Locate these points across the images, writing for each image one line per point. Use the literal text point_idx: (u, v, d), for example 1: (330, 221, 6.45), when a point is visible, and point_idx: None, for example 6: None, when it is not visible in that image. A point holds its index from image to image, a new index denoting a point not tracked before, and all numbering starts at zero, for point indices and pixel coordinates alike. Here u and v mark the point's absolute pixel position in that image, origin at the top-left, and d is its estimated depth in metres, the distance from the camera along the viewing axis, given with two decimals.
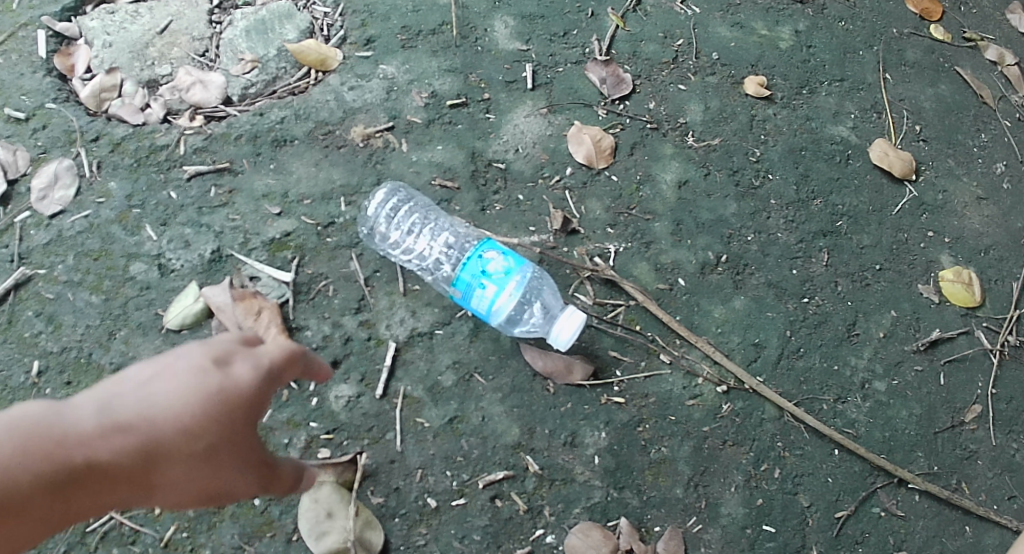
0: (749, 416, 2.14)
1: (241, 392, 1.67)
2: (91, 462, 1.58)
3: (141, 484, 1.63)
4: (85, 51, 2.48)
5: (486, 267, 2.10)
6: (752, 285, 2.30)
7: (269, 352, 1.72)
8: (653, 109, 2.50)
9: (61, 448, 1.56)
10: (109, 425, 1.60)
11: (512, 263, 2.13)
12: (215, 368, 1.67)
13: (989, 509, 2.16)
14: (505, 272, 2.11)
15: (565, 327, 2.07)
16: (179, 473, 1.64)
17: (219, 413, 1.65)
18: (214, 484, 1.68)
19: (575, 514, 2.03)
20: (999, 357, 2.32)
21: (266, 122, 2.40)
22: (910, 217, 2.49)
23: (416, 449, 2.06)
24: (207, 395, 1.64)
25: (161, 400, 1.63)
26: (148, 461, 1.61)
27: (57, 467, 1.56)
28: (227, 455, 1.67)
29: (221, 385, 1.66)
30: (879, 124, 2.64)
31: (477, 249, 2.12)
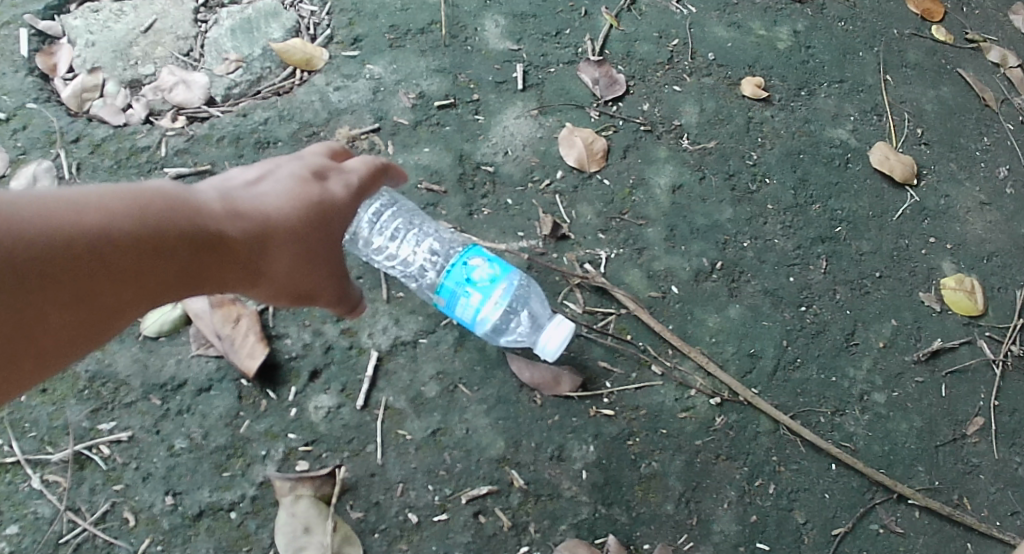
0: (743, 429, 2.07)
1: (340, 202, 1.82)
2: (215, 226, 1.66)
3: (254, 263, 1.72)
4: (68, 50, 2.41)
5: (472, 274, 2.01)
6: (748, 292, 2.22)
7: (358, 164, 1.89)
8: (648, 111, 2.43)
9: (198, 218, 1.64)
10: (229, 208, 1.70)
11: (498, 269, 2.05)
12: (316, 181, 1.81)
13: (991, 526, 2.09)
14: (490, 280, 2.03)
15: (553, 338, 2.00)
16: (285, 261, 1.75)
17: (321, 220, 1.78)
18: (311, 275, 1.81)
19: (562, 531, 1.96)
20: (1002, 368, 2.25)
21: (249, 123, 2.34)
22: (911, 223, 2.41)
23: (397, 462, 1.99)
24: (309, 201, 1.77)
25: (270, 195, 1.75)
26: (266, 243, 1.72)
27: (194, 241, 1.63)
28: (325, 247, 1.80)
29: (325, 195, 1.80)
30: (879, 127, 2.57)
31: (462, 255, 2.03)
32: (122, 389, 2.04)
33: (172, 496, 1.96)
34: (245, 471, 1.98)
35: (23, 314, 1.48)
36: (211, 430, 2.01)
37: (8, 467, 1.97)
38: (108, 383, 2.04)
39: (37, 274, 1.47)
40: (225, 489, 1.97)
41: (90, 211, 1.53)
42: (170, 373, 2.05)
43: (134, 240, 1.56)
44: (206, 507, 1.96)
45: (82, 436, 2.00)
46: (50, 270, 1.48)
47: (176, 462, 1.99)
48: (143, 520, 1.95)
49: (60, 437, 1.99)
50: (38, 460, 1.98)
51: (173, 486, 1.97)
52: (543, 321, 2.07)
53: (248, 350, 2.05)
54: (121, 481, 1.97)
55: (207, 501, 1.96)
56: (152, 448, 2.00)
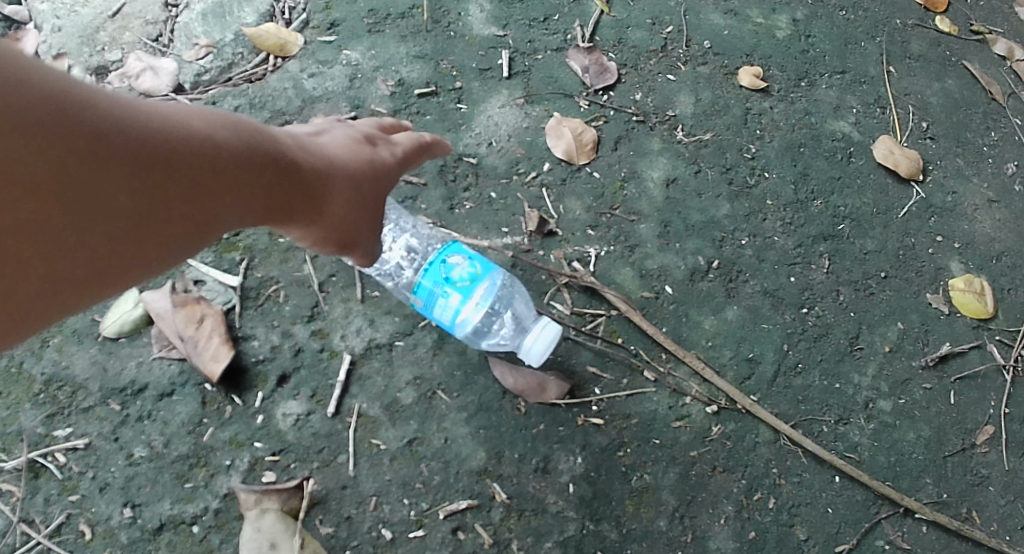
0: (741, 440, 1.94)
1: (389, 165, 1.81)
2: (290, 158, 1.61)
3: (317, 202, 1.67)
4: (34, 36, 2.27)
5: (450, 273, 1.90)
6: (746, 293, 2.10)
7: (402, 137, 1.89)
8: (640, 101, 2.30)
9: (275, 145, 1.59)
10: (298, 146, 1.66)
11: (480, 267, 1.93)
12: (369, 145, 1.80)
13: (1002, 541, 1.96)
14: (471, 278, 1.91)
15: (538, 339, 1.89)
16: (342, 204, 1.72)
17: (374, 176, 1.77)
18: (357, 227, 1.77)
19: (547, 549, 1.83)
20: (1013, 374, 2.12)
21: (218, 111, 2.21)
22: (917, 221, 2.29)
23: (371, 474, 1.86)
24: (364, 156, 1.77)
25: (328, 147, 1.74)
26: (331, 184, 1.68)
27: (272, 168, 1.57)
28: (373, 201, 1.78)
29: (378, 158, 1.80)
30: (883, 120, 2.44)
31: (441, 253, 1.91)
32: (80, 393, 1.90)
33: (131, 509, 1.83)
34: (208, 482, 1.85)
35: (110, 206, 1.37)
36: (172, 438, 1.87)
37: None
38: (65, 386, 1.90)
39: (133, 166, 1.37)
40: (187, 502, 1.83)
41: (180, 114, 1.46)
42: (130, 376, 1.92)
43: (222, 151, 1.49)
44: (166, 520, 1.82)
45: (37, 443, 1.86)
46: (144, 161, 1.39)
47: (135, 472, 1.85)
48: (100, 533, 1.81)
49: (14, 444, 1.86)
50: None
51: (132, 497, 1.83)
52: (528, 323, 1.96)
53: (212, 353, 1.91)
54: (77, 492, 1.83)
55: (168, 514, 1.82)
56: (110, 456, 1.86)
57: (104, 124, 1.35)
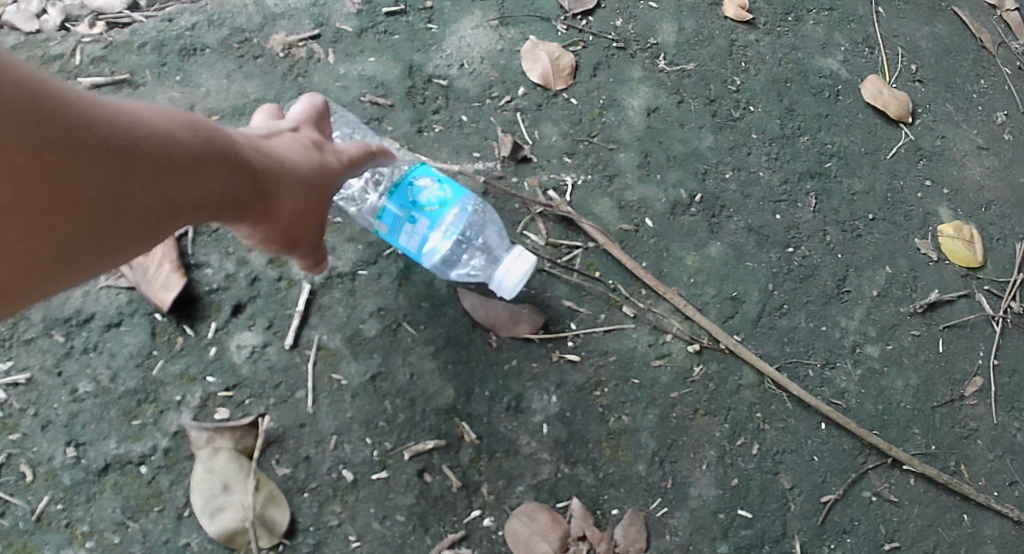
0: (723, 382, 1.85)
1: (347, 159, 1.68)
2: (243, 153, 1.51)
3: (272, 198, 1.56)
4: None
5: (418, 198, 1.74)
6: (730, 230, 1.99)
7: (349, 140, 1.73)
8: (621, 27, 2.18)
9: (226, 139, 1.49)
10: (251, 142, 1.56)
11: (449, 189, 1.77)
12: (324, 139, 1.67)
13: (989, 496, 1.87)
14: (441, 204, 1.75)
15: (513, 269, 1.76)
16: (297, 199, 1.60)
17: (325, 177, 1.64)
18: (313, 225, 1.66)
19: (519, 494, 1.73)
20: (1001, 325, 2.02)
21: (174, 28, 2.06)
22: (906, 164, 2.16)
23: (331, 411, 1.74)
24: (316, 156, 1.63)
25: (280, 143, 1.61)
26: (289, 180, 1.58)
27: (223, 162, 1.47)
28: (323, 200, 1.65)
29: (329, 150, 1.66)
30: (871, 61, 2.29)
31: (407, 175, 1.75)
32: (20, 325, 1.76)
33: (75, 448, 1.70)
34: (158, 420, 1.72)
35: (42, 193, 1.28)
36: (119, 371, 1.75)
37: None
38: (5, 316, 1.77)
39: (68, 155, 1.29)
40: (135, 441, 1.71)
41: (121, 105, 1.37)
42: (74, 306, 1.78)
43: (169, 145, 1.40)
44: (112, 460, 1.70)
45: None
46: (90, 151, 1.31)
47: (79, 409, 1.72)
48: (41, 475, 1.69)
49: None
50: None
51: (76, 436, 1.71)
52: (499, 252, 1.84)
53: (162, 281, 1.78)
54: (18, 430, 1.71)
55: (114, 454, 1.70)
56: (53, 392, 1.73)
57: (41, 108, 1.27)
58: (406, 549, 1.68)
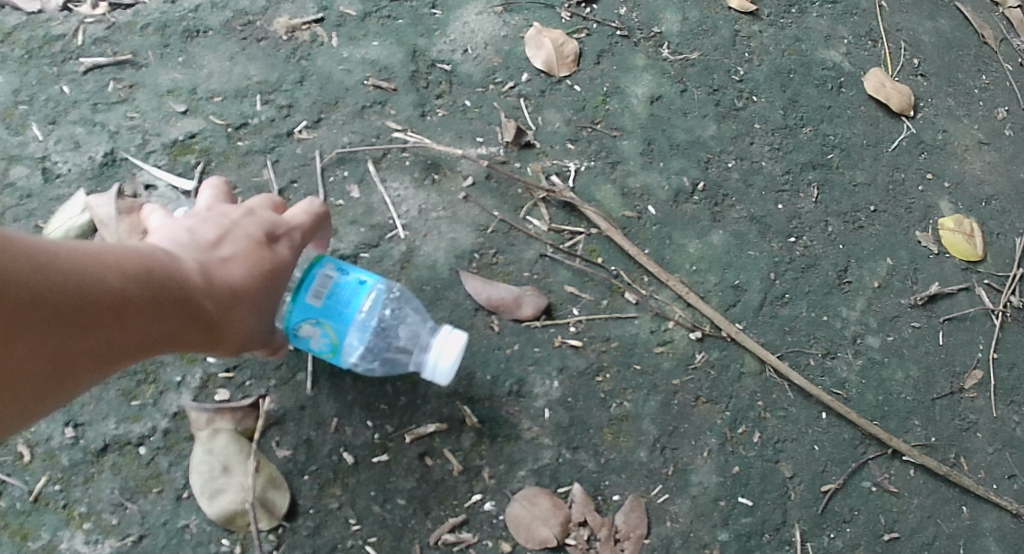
0: (725, 369, 1.84)
1: (293, 255, 1.59)
2: (188, 288, 1.46)
3: (223, 331, 1.51)
4: None
5: (307, 344, 1.64)
6: (732, 218, 1.99)
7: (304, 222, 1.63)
8: (625, 15, 2.18)
9: (169, 277, 1.45)
10: (199, 267, 1.49)
11: (335, 319, 1.61)
12: (267, 232, 1.57)
13: (988, 489, 1.87)
14: (332, 344, 1.63)
15: (445, 350, 1.65)
16: (251, 326, 1.54)
17: (275, 283, 1.55)
18: (272, 336, 1.60)
19: (520, 478, 1.72)
20: (1001, 319, 2.02)
21: (177, 10, 2.06)
22: (907, 156, 2.16)
23: (332, 393, 1.73)
24: (264, 261, 1.54)
25: (231, 254, 1.52)
26: (239, 310, 1.51)
27: (166, 307, 1.44)
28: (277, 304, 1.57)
29: (276, 252, 1.57)
30: (875, 53, 2.29)
31: (304, 282, 1.60)
32: None
33: (73, 429, 1.69)
34: (157, 400, 1.72)
35: None
36: None
37: None
38: None
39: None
40: (134, 421, 1.70)
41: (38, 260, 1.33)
42: None
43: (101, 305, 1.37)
44: (111, 441, 1.69)
45: None
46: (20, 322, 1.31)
47: None
48: (39, 455, 1.68)
49: None
50: None
51: (74, 416, 1.70)
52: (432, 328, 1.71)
53: None
54: None
55: (113, 435, 1.70)
56: None
57: None
58: (406, 533, 1.67)
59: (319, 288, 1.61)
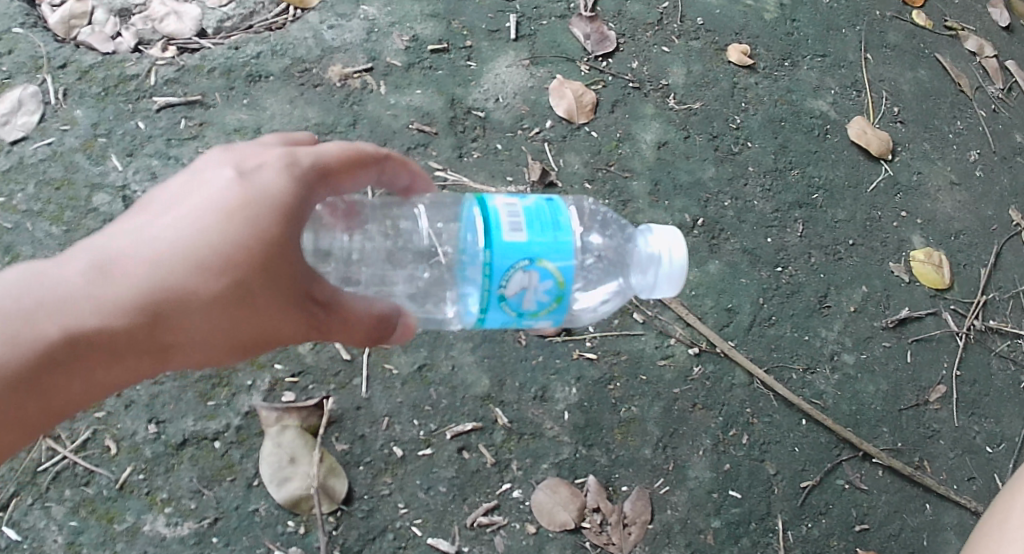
0: (719, 380, 2.13)
1: (273, 184, 1.55)
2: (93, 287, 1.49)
3: (206, 325, 1.50)
4: None
5: (522, 300, 1.60)
6: (727, 250, 2.28)
7: (290, 159, 1.58)
8: (636, 69, 2.47)
9: (64, 292, 1.50)
10: (124, 251, 1.51)
11: (551, 255, 1.58)
12: (227, 177, 1.55)
13: (949, 488, 2.15)
14: (554, 287, 1.60)
15: (675, 245, 1.69)
16: (209, 291, 1.49)
17: (223, 237, 1.50)
18: (283, 303, 1.52)
19: (543, 470, 2.01)
20: (964, 340, 2.30)
21: (241, 56, 2.35)
22: (884, 196, 2.44)
23: (383, 396, 2.02)
24: (207, 211, 1.52)
25: (173, 218, 1.53)
26: (210, 300, 1.49)
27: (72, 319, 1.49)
28: (247, 258, 1.50)
29: (241, 194, 1.53)
30: (858, 103, 2.58)
31: (498, 232, 1.57)
32: None
33: (156, 425, 1.97)
34: (230, 401, 2.00)
35: None
36: None
37: None
38: None
39: None
40: (210, 419, 1.98)
41: None
42: None
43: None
44: (189, 436, 1.97)
45: None
46: None
47: (159, 390, 1.99)
48: (125, 448, 1.96)
49: None
50: None
51: (157, 414, 1.98)
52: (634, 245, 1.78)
53: None
54: (103, 409, 1.98)
55: (191, 430, 1.97)
56: None
57: None
58: (446, 516, 1.96)
59: (515, 225, 1.58)
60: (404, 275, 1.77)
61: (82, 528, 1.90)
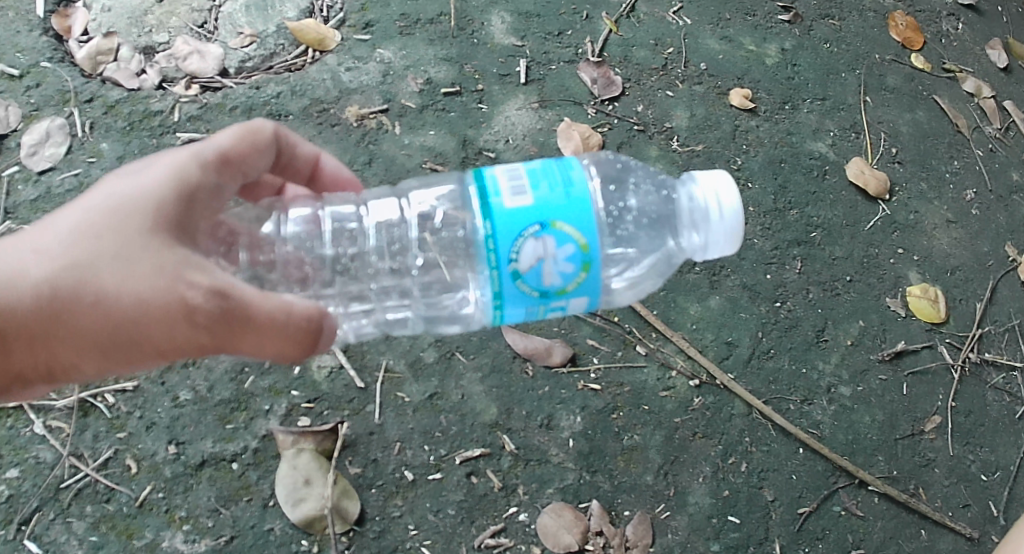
0: (718, 411, 2.21)
1: (144, 179, 1.59)
2: None
3: (56, 311, 1.55)
4: (83, 14, 2.51)
5: (548, 272, 1.65)
6: (728, 286, 2.35)
7: (172, 155, 1.63)
8: (641, 112, 2.58)
9: None
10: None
11: (564, 218, 1.64)
12: (111, 178, 1.62)
13: (944, 515, 2.22)
14: (578, 251, 1.65)
15: (723, 191, 1.75)
16: (58, 279, 1.55)
17: (83, 230, 1.57)
18: (132, 294, 1.54)
19: (548, 494, 2.10)
20: (959, 373, 2.38)
21: (261, 95, 2.46)
22: (881, 234, 2.53)
23: (395, 422, 2.11)
24: (75, 207, 1.59)
25: (48, 217, 1.61)
26: (61, 283, 1.55)
27: None
28: (101, 250, 1.55)
29: (112, 190, 1.60)
30: (857, 144, 2.67)
31: (502, 205, 1.64)
32: None
33: (176, 446, 2.06)
34: (248, 424, 2.08)
35: None
36: (215, 383, 2.11)
37: (12, 411, 2.06)
38: None
39: None
40: (228, 441, 2.07)
41: None
42: None
43: None
44: (208, 457, 2.06)
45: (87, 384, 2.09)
46: None
47: (179, 413, 2.08)
48: (145, 467, 2.04)
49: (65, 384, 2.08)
50: (41, 406, 2.07)
51: (177, 436, 2.07)
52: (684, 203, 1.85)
53: None
54: (125, 430, 2.07)
55: (210, 452, 2.06)
56: (157, 398, 2.09)
57: None
58: (454, 537, 2.05)
59: (517, 191, 1.65)
60: (400, 272, 1.90)
61: (102, 543, 1.99)
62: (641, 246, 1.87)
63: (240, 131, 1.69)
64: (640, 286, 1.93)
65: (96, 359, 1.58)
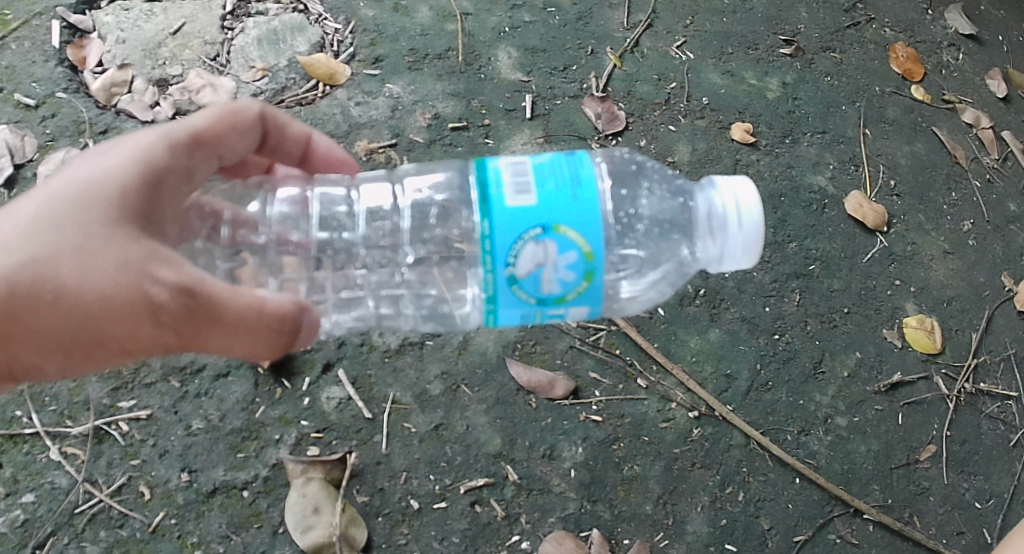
0: (717, 441, 2.27)
1: (110, 166, 1.66)
2: None
3: (19, 305, 1.61)
4: (98, 46, 2.58)
5: (546, 277, 1.71)
6: (727, 319, 2.41)
7: (141, 140, 1.69)
8: (644, 147, 2.64)
9: None
10: None
11: (568, 224, 1.70)
12: (77, 166, 1.69)
13: (937, 542, 2.28)
14: (580, 261, 1.71)
15: (742, 196, 1.81)
16: (21, 273, 1.61)
17: (46, 220, 1.63)
18: (95, 287, 1.60)
19: (550, 523, 2.16)
20: (954, 403, 2.43)
21: None
22: (878, 266, 2.58)
23: (402, 452, 2.17)
24: (38, 198, 1.65)
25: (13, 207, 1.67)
26: (25, 277, 1.61)
27: None
28: (65, 242, 1.61)
29: (78, 180, 1.66)
30: (856, 177, 2.72)
31: (505, 200, 1.70)
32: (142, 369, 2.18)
33: (188, 473, 2.12)
34: (258, 453, 2.14)
35: None
36: (227, 413, 2.17)
37: (28, 437, 2.13)
38: None
39: None
40: (239, 469, 2.13)
41: None
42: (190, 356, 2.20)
43: None
44: (219, 485, 2.12)
45: (102, 412, 2.15)
46: None
47: (192, 441, 2.14)
48: (158, 494, 2.10)
49: (80, 412, 2.15)
50: (57, 432, 2.13)
51: (189, 463, 2.13)
52: (701, 209, 1.91)
53: None
54: (138, 457, 2.13)
55: (221, 479, 2.12)
56: (170, 427, 2.15)
57: None
58: None
59: (520, 189, 1.71)
60: (391, 264, 1.97)
61: None
62: (652, 251, 1.93)
63: (218, 115, 1.77)
64: (648, 295, 1.98)
65: (59, 354, 1.64)
